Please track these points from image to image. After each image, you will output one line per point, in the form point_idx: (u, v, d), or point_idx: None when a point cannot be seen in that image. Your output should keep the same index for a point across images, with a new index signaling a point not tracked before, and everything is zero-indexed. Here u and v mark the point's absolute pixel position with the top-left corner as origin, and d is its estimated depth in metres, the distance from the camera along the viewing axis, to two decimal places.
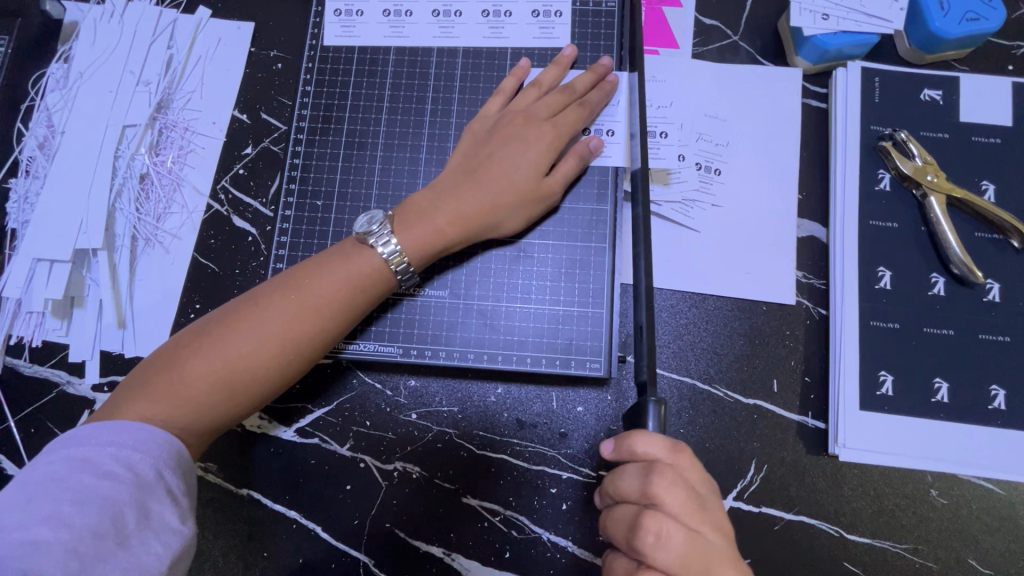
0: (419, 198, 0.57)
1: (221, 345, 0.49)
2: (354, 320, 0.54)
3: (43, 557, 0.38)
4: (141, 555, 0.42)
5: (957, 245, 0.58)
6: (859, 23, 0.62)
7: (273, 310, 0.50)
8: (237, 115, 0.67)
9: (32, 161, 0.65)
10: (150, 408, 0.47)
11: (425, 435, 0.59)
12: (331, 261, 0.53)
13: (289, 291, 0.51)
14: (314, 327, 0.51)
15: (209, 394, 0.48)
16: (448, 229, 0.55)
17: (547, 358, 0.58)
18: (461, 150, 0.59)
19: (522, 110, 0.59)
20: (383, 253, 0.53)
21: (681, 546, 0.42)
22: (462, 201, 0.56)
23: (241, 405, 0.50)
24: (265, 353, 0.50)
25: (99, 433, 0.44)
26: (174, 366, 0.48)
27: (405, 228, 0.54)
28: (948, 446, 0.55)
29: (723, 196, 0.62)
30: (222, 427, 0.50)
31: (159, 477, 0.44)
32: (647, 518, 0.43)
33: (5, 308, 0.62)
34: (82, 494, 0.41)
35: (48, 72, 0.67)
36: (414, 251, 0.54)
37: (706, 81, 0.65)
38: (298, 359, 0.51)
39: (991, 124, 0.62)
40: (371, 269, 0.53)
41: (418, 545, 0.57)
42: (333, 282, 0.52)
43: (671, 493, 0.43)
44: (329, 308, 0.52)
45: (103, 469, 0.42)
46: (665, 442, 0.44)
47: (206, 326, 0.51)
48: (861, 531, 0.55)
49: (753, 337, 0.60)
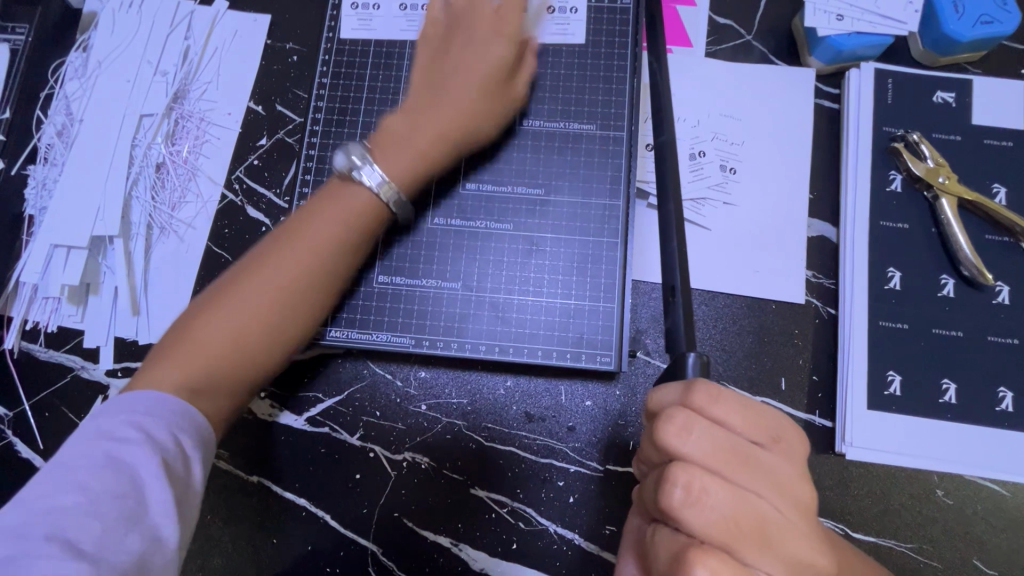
0: (393, 123, 0.56)
1: (225, 303, 0.49)
2: (352, 262, 0.54)
3: (66, 519, 0.38)
4: (158, 519, 0.41)
5: (968, 247, 0.58)
6: (873, 25, 0.63)
7: (272, 259, 0.50)
8: (253, 106, 0.67)
9: (50, 148, 0.66)
10: (163, 373, 0.46)
11: (434, 426, 0.59)
12: (319, 202, 0.53)
13: (283, 238, 0.52)
14: (312, 269, 0.51)
15: (223, 353, 0.48)
16: (422, 142, 0.55)
17: (558, 351, 0.59)
18: (423, 60, 0.60)
19: (473, 15, 0.59)
20: (372, 186, 0.53)
21: (722, 503, 0.36)
22: (433, 120, 0.56)
23: (257, 359, 0.50)
24: (270, 301, 0.50)
25: (118, 406, 0.44)
26: (184, 330, 0.49)
27: (381, 155, 0.54)
28: (954, 448, 0.56)
29: (737, 194, 0.62)
30: (242, 385, 0.50)
31: (175, 442, 0.43)
32: (671, 472, 0.37)
33: (22, 293, 0.62)
34: (104, 460, 0.41)
35: (67, 61, 0.67)
36: (399, 176, 0.54)
37: (720, 80, 0.65)
38: (302, 306, 0.51)
39: (1003, 127, 0.62)
40: (363, 199, 0.53)
41: (425, 534, 0.57)
42: (329, 223, 0.52)
43: (695, 440, 0.37)
44: (329, 246, 0.51)
45: (123, 436, 0.42)
46: (676, 386, 0.39)
47: (210, 291, 0.51)
48: (865, 529, 0.56)
49: (763, 334, 0.60)
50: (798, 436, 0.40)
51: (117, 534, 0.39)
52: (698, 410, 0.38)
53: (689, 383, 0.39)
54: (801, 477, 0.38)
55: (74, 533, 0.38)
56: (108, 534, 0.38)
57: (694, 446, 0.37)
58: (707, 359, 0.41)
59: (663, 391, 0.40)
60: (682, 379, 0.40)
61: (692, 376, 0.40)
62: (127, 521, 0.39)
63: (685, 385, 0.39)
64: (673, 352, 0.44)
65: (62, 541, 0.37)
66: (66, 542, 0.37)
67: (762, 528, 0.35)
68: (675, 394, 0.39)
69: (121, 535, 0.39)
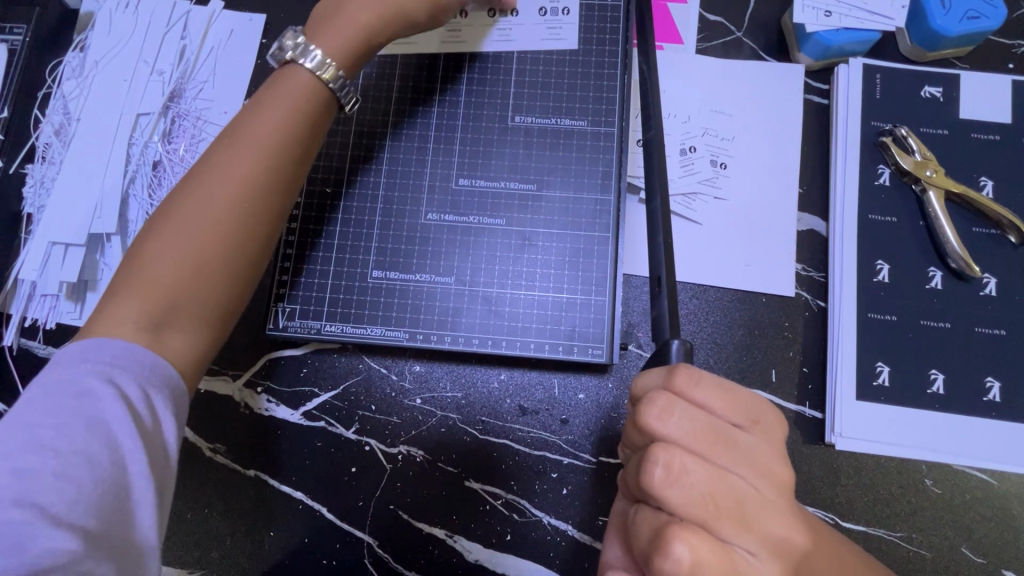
0: (325, 9, 0.54)
1: (173, 220, 0.45)
2: (301, 157, 0.51)
3: (33, 482, 0.36)
4: (137, 478, 0.39)
5: (955, 240, 0.58)
6: (861, 21, 0.63)
7: (213, 168, 0.47)
8: (248, 104, 0.68)
9: (48, 147, 0.66)
10: (122, 307, 0.43)
11: (429, 419, 0.60)
12: (254, 104, 0.50)
13: (222, 144, 0.48)
14: (258, 166, 0.48)
15: (181, 274, 0.44)
16: (361, 15, 0.53)
17: (550, 344, 0.60)
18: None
19: None
20: (313, 69, 0.51)
21: (701, 481, 0.37)
22: (370, 2, 0.54)
23: (223, 272, 0.46)
24: (219, 204, 0.46)
25: (82, 352, 0.41)
26: (135, 259, 0.45)
27: (318, 34, 0.53)
28: (942, 437, 0.56)
29: (728, 189, 0.63)
30: (214, 305, 0.46)
31: (144, 394, 0.41)
32: (652, 452, 0.38)
33: (21, 290, 0.63)
34: (67, 416, 0.38)
35: (65, 61, 0.68)
36: (337, 52, 0.52)
37: (710, 76, 0.66)
38: (257, 207, 0.48)
39: (990, 121, 0.63)
40: (300, 89, 0.51)
41: (420, 526, 0.58)
42: (268, 120, 0.49)
43: (675, 421, 0.38)
44: (272, 141, 0.49)
45: (85, 388, 0.40)
46: (660, 370, 0.40)
47: (150, 218, 0.47)
48: (855, 518, 0.56)
49: (754, 327, 0.61)
50: (777, 416, 0.41)
51: (93, 494, 0.37)
52: (679, 392, 0.39)
53: (672, 367, 0.40)
54: (779, 459, 0.39)
55: (44, 496, 0.36)
56: (82, 495, 0.37)
57: (674, 427, 0.38)
58: (690, 345, 0.42)
59: (647, 375, 0.41)
60: (667, 364, 0.41)
61: (676, 360, 0.41)
62: (104, 483, 0.38)
63: (668, 369, 0.40)
64: (656, 340, 0.45)
65: (32, 505, 0.35)
66: (39, 504, 0.35)
67: (738, 504, 0.37)
68: (658, 378, 0.40)
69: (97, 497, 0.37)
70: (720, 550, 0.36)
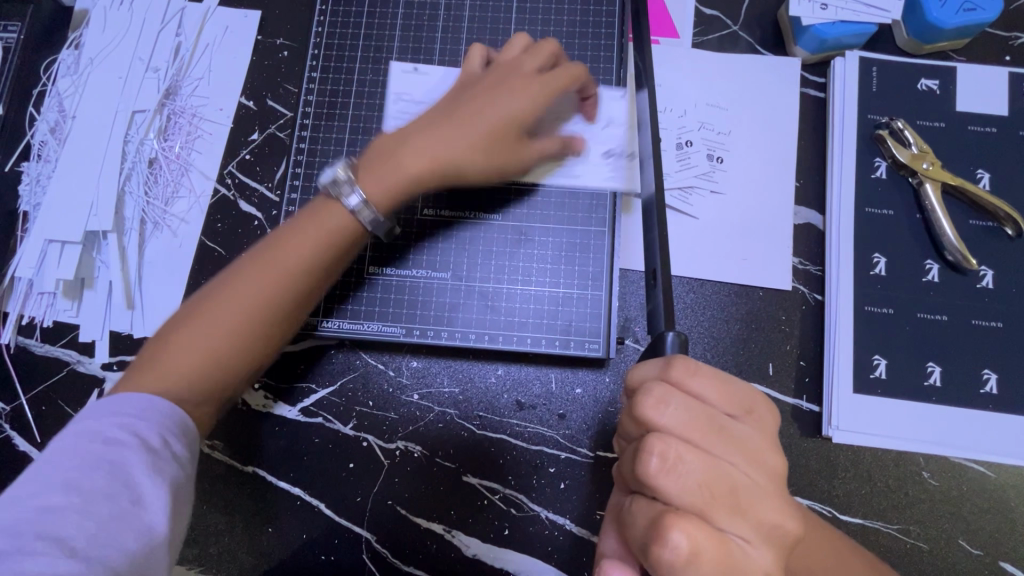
0: (386, 137, 0.54)
1: (202, 315, 0.48)
2: (329, 273, 0.52)
3: (58, 518, 0.38)
4: (157, 513, 0.42)
5: (952, 232, 0.58)
6: (856, 14, 0.63)
7: (248, 278, 0.49)
8: (244, 101, 0.68)
9: (43, 145, 0.66)
10: (144, 383, 0.47)
11: (426, 415, 0.60)
12: (299, 219, 0.52)
13: (261, 252, 0.50)
14: (286, 282, 0.49)
15: (200, 368, 0.48)
16: (413, 166, 0.52)
17: (547, 339, 0.60)
18: (450, 94, 0.57)
19: (508, 62, 0.56)
20: (351, 207, 0.51)
21: (696, 471, 0.37)
22: (431, 135, 0.53)
23: (236, 374, 0.50)
24: (247, 318, 0.49)
25: (101, 411, 0.44)
26: (164, 341, 0.48)
27: (368, 171, 0.52)
28: (939, 430, 0.56)
29: (724, 183, 0.63)
30: (222, 397, 0.50)
31: (165, 444, 0.44)
32: (648, 441, 0.38)
33: (18, 288, 0.63)
34: (92, 459, 0.41)
35: (59, 58, 0.68)
36: (377, 194, 0.52)
37: (706, 70, 0.66)
38: (279, 318, 0.50)
39: (986, 113, 0.63)
40: (343, 229, 0.51)
41: (418, 522, 0.58)
42: (308, 244, 0.50)
43: (670, 412, 0.38)
44: (306, 269, 0.50)
45: (110, 436, 0.43)
46: (656, 362, 0.40)
47: (186, 305, 0.50)
48: (853, 511, 0.56)
49: (750, 321, 0.61)
50: (767, 407, 0.41)
51: (114, 530, 0.39)
52: (676, 383, 0.39)
53: (669, 359, 0.40)
54: (771, 448, 0.39)
55: (68, 531, 0.38)
56: (103, 531, 0.39)
57: (670, 417, 0.38)
58: (685, 337, 0.42)
59: (643, 366, 0.41)
60: (662, 356, 0.41)
61: (672, 353, 0.41)
62: (124, 519, 0.40)
63: (665, 361, 0.40)
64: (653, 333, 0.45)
65: (55, 538, 0.38)
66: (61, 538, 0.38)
67: (734, 495, 0.36)
68: (654, 369, 0.40)
69: (115, 532, 0.39)
70: (716, 537, 0.36)
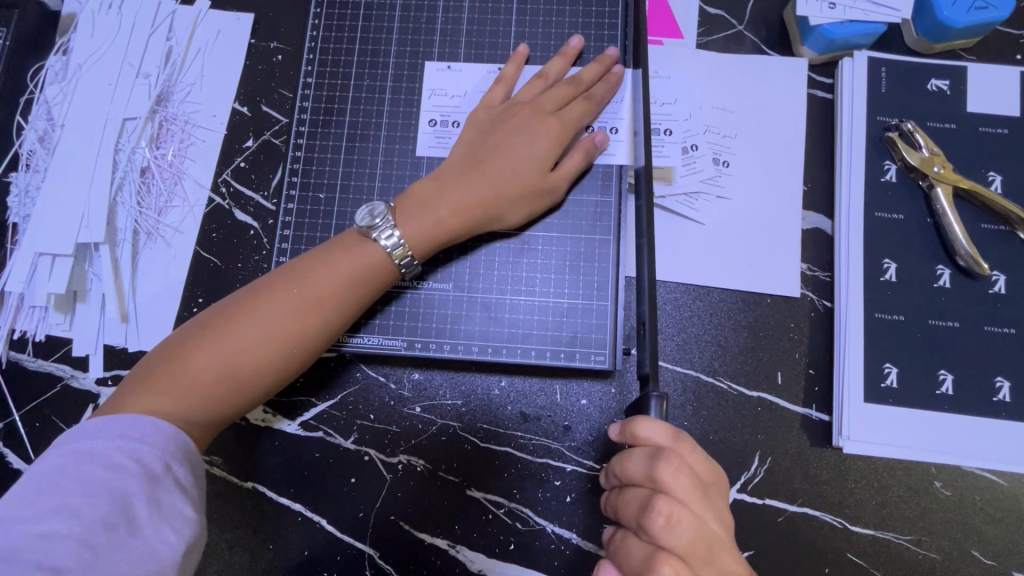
0: (419, 187, 0.56)
1: (224, 338, 0.48)
2: (356, 313, 0.54)
3: (56, 548, 0.38)
4: (154, 544, 0.41)
5: (964, 237, 0.57)
6: (866, 13, 0.62)
7: (274, 306, 0.50)
8: (238, 107, 0.66)
9: (32, 154, 0.65)
10: (156, 401, 0.46)
11: (429, 428, 0.59)
12: (332, 253, 0.53)
13: (292, 283, 0.51)
14: (315, 319, 0.51)
15: (215, 392, 0.48)
16: (449, 220, 0.55)
17: (552, 351, 0.58)
18: (465, 138, 0.59)
19: (530, 101, 0.59)
20: (386, 246, 0.53)
21: (690, 532, 0.41)
22: (462, 187, 0.55)
23: (251, 396, 0.50)
24: (270, 348, 0.49)
25: (107, 427, 0.44)
26: (180, 359, 0.48)
27: (403, 219, 0.54)
28: (952, 438, 0.55)
29: (731, 188, 0.62)
30: (230, 419, 0.50)
31: (167, 469, 0.44)
32: (655, 502, 0.42)
33: (8, 302, 0.62)
34: (92, 485, 0.40)
35: (47, 65, 0.66)
36: (416, 242, 0.54)
37: (711, 72, 0.64)
38: (303, 353, 0.51)
39: (998, 114, 0.61)
40: (373, 263, 0.53)
41: (422, 537, 0.57)
42: (336, 274, 0.52)
43: (678, 479, 0.42)
44: (332, 301, 0.51)
45: (111, 461, 0.42)
46: (668, 431, 0.43)
47: (206, 322, 0.50)
48: (864, 522, 0.55)
49: (758, 329, 0.59)
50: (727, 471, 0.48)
51: (113, 560, 0.39)
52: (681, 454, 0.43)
53: (680, 435, 0.44)
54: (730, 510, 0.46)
55: (66, 562, 0.38)
56: (102, 562, 0.39)
57: (677, 485, 0.42)
58: (667, 401, 0.45)
59: (654, 431, 0.43)
60: (669, 425, 0.44)
61: (657, 417, 0.44)
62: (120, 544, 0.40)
63: (675, 434, 0.44)
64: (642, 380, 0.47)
65: (52, 570, 0.37)
66: (57, 569, 0.37)
67: (714, 553, 0.42)
68: (666, 437, 0.43)
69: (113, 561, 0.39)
70: None
